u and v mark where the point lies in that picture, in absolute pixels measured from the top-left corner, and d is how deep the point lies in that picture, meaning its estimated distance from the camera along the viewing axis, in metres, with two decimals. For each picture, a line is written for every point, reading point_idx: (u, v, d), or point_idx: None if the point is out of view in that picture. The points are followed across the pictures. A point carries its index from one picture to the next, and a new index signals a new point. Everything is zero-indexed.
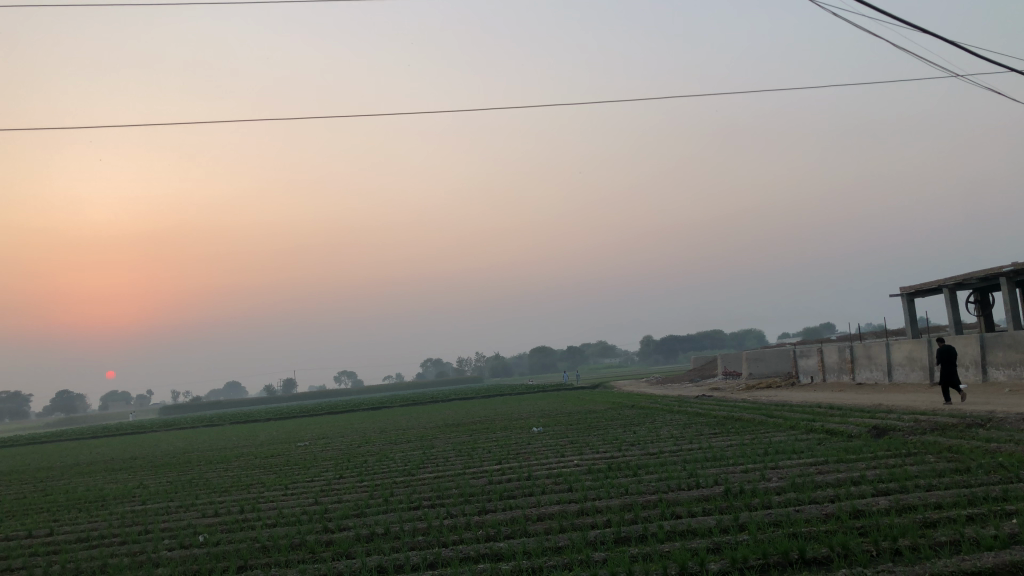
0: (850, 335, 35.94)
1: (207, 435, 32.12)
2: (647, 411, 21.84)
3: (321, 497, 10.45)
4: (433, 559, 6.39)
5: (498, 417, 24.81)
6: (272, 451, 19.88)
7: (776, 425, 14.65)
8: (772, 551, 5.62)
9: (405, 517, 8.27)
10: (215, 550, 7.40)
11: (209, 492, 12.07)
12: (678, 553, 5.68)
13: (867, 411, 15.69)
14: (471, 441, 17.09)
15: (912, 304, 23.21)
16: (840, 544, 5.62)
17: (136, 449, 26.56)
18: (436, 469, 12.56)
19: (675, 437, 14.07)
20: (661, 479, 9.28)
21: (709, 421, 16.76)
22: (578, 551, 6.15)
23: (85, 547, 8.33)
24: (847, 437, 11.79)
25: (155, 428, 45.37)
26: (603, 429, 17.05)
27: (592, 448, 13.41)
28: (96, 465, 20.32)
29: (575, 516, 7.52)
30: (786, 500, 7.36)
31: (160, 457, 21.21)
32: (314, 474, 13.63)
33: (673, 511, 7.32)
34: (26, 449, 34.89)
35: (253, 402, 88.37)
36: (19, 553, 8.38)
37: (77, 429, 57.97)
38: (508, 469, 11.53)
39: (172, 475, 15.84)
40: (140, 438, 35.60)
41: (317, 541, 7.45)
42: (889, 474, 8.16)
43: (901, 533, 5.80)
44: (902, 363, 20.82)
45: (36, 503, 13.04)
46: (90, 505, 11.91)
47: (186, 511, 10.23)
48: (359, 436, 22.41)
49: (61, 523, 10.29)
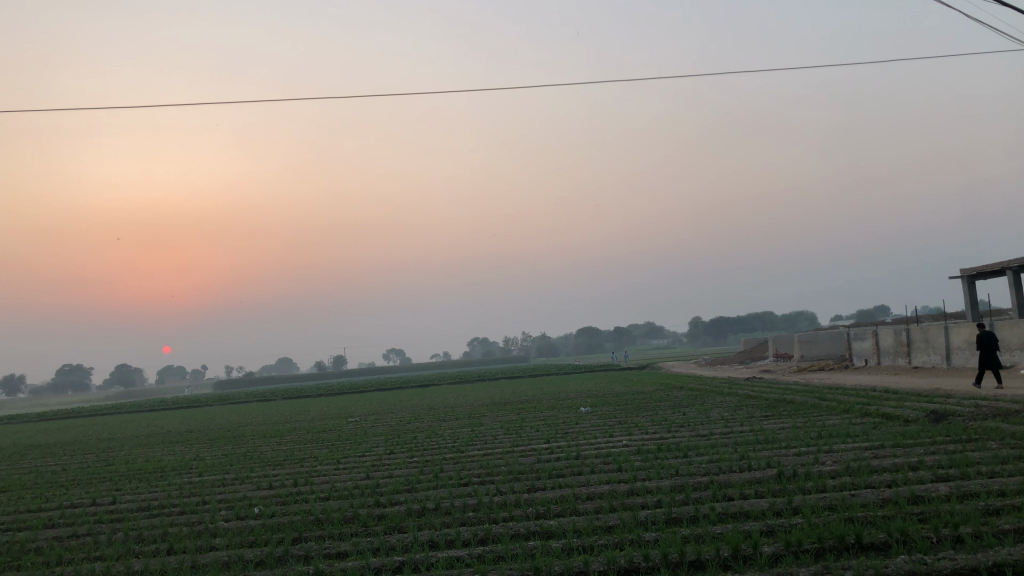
0: (907, 318, 35.14)
1: (260, 410, 32.72)
2: (696, 392, 21.65)
3: (372, 472, 10.59)
4: (485, 535, 6.44)
5: (546, 396, 24.88)
6: (323, 426, 20.19)
7: (830, 408, 14.39)
8: (828, 535, 5.53)
9: (455, 493, 8.34)
10: (270, 522, 7.55)
11: (263, 465, 12.33)
12: (731, 536, 5.63)
13: (924, 395, 15.33)
14: (519, 419, 17.16)
15: (973, 286, 22.56)
16: (898, 530, 5.50)
17: (192, 422, 27.20)
18: (485, 446, 12.64)
19: (726, 419, 13.93)
20: (712, 461, 9.20)
21: (760, 404, 16.54)
22: (629, 531, 6.13)
23: (145, 516, 8.58)
24: (904, 422, 11.54)
25: (208, 403, 46.32)
26: (652, 410, 16.96)
27: (641, 428, 13.35)
28: (154, 437, 20.88)
29: (625, 496, 7.50)
30: (841, 484, 7.25)
31: (215, 431, 21.72)
32: (365, 450, 13.82)
33: (725, 493, 7.25)
34: (87, 421, 35.96)
35: (304, 378, 90.08)
36: (84, 520, 8.67)
37: (135, 401, 59.83)
38: (557, 448, 11.55)
39: (227, 448, 16.21)
40: (196, 412, 36.41)
41: (369, 515, 7.55)
42: (948, 460, 7.97)
43: (963, 520, 5.66)
44: (962, 347, 20.27)
45: (98, 472, 13.46)
46: (149, 475, 12.27)
47: (241, 484, 10.47)
48: (408, 413, 22.65)
49: (123, 492, 10.62)
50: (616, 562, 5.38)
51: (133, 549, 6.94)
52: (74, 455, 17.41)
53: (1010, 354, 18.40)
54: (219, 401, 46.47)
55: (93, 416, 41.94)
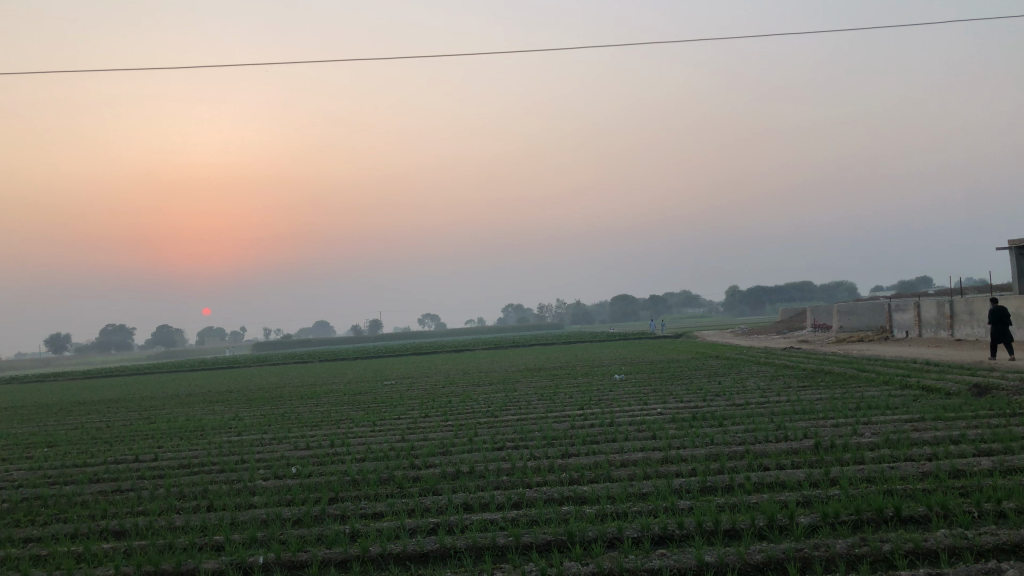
0: (950, 289, 34.41)
1: (298, 372, 33.21)
2: (731, 361, 21.55)
3: (407, 435, 10.70)
4: (518, 499, 6.47)
5: (581, 363, 24.93)
6: (359, 389, 20.46)
7: (869, 380, 14.22)
8: (866, 507, 5.46)
9: (489, 457, 8.39)
10: (307, 482, 7.67)
11: (301, 426, 12.54)
12: (767, 506, 5.59)
13: (967, 368, 15.09)
14: (554, 385, 17.21)
15: (1021, 258, 21.98)
16: (939, 503, 5.41)
17: (233, 383, 27.73)
18: (519, 411, 12.71)
19: (763, 389, 13.82)
20: (748, 430, 9.13)
21: (797, 374, 16.37)
22: (663, 499, 6.11)
23: (186, 473, 8.77)
24: (945, 395, 11.36)
25: (246, 363, 47.10)
26: (687, 379, 16.90)
27: (676, 396, 13.31)
28: (195, 397, 21.32)
29: (659, 463, 7.48)
30: (880, 456, 7.15)
31: (254, 391, 22.12)
32: (401, 412, 13.97)
33: (760, 463, 7.20)
34: (130, 379, 36.84)
35: (340, 341, 91.39)
36: (129, 476, 8.89)
37: (176, 362, 61.26)
38: (592, 414, 11.56)
39: (267, 408, 16.51)
40: (235, 372, 37.08)
41: (404, 476, 7.63)
42: (991, 434, 7.81)
43: (1005, 495, 5.55)
44: None
45: (142, 429, 13.81)
46: (190, 434, 12.53)
47: (279, 444, 10.64)
48: (443, 377, 22.82)
49: (165, 449, 10.86)
50: (650, 529, 5.37)
51: (174, 505, 7.09)
52: (119, 412, 17.87)
53: None
54: (258, 362, 47.38)
55: (136, 373, 42.99)
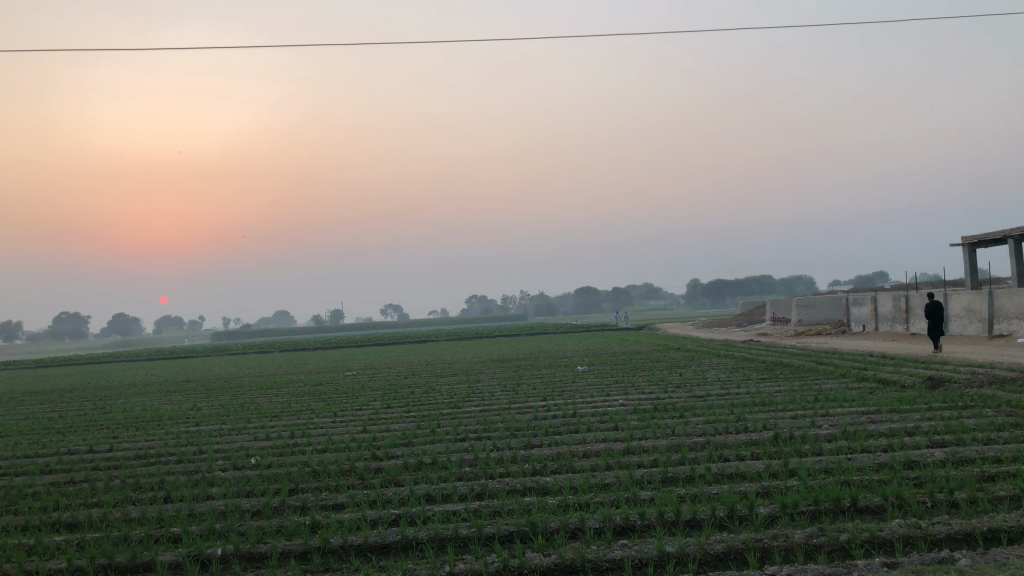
0: (906, 285, 35.12)
1: (259, 361, 32.84)
2: (693, 353, 21.78)
3: (369, 426, 10.63)
4: (481, 490, 6.45)
5: (543, 354, 25.00)
6: (321, 379, 20.28)
7: (827, 372, 14.45)
8: (824, 498, 5.54)
9: (452, 448, 8.37)
10: (266, 473, 7.57)
11: (261, 416, 12.38)
12: (727, 496, 5.64)
13: (921, 361, 15.41)
14: (517, 376, 17.22)
15: (974, 254, 22.49)
16: (894, 494, 5.51)
17: (190, 372, 27.31)
18: (482, 402, 12.68)
19: (723, 381, 13.98)
20: (708, 421, 9.22)
21: (757, 367, 16.58)
22: (625, 489, 6.15)
23: (143, 464, 8.60)
24: (901, 387, 11.59)
25: (206, 353, 46.46)
26: (649, 370, 17.03)
27: (638, 388, 13.40)
28: (152, 386, 20.98)
29: (621, 454, 7.52)
30: (837, 448, 7.26)
31: (213, 380, 21.82)
32: (363, 403, 13.87)
33: (721, 453, 7.27)
34: (84, 368, 36.10)
35: (301, 331, 90.61)
36: (82, 466, 8.71)
37: (132, 350, 60.16)
38: (554, 405, 11.59)
39: (226, 398, 16.28)
40: (194, 362, 36.56)
41: (366, 467, 7.57)
42: (945, 426, 7.98)
43: (958, 486, 5.67)
44: (960, 314, 20.35)
45: (97, 419, 13.54)
46: (147, 424, 12.31)
47: (238, 434, 10.50)
48: (405, 368, 22.72)
49: (121, 440, 10.65)
50: (612, 520, 5.39)
51: (130, 496, 6.96)
52: (73, 402, 17.53)
53: (1008, 322, 18.38)
54: (216, 352, 46.78)
55: (92, 362, 42.20)
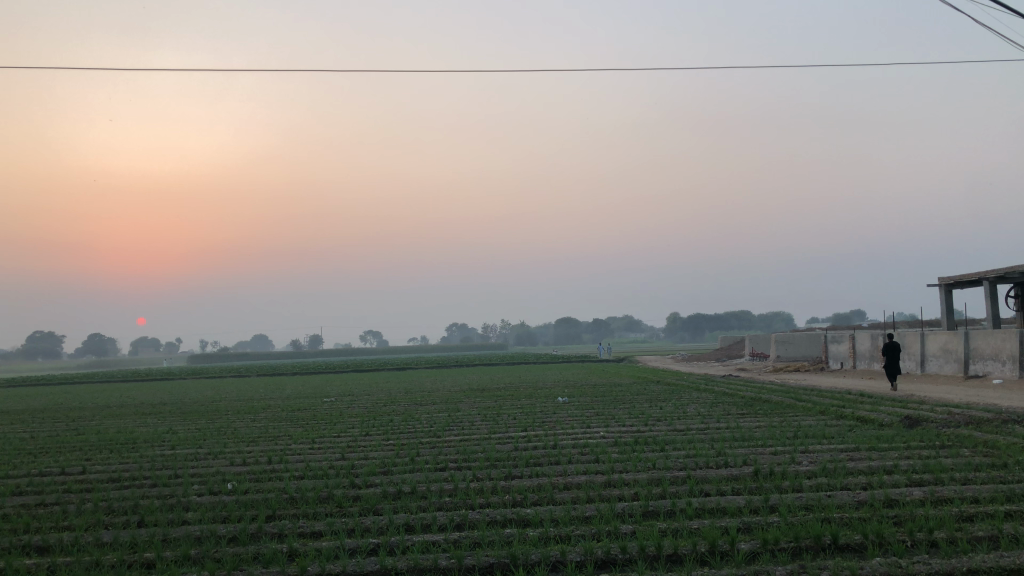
0: (883, 324, 35.50)
1: (237, 386, 32.51)
2: (672, 387, 21.84)
3: (347, 453, 10.51)
4: (460, 521, 6.40)
5: (523, 384, 24.91)
6: (298, 405, 20.05)
7: (806, 409, 14.49)
8: (805, 535, 5.55)
9: (431, 477, 8.30)
10: (243, 499, 7.46)
11: (237, 441, 12.23)
12: (709, 531, 5.63)
13: (898, 400, 15.50)
14: (497, 406, 17.14)
15: (950, 295, 22.77)
16: (874, 532, 5.53)
17: (164, 395, 26.93)
18: (462, 432, 12.60)
19: (703, 415, 13.98)
20: (689, 456, 9.22)
21: (736, 402, 16.60)
22: (606, 523, 6.13)
23: (116, 487, 8.46)
24: (878, 425, 11.66)
25: (184, 375, 45.94)
26: (629, 403, 17.01)
27: (619, 420, 13.39)
28: (127, 408, 20.69)
29: (602, 487, 7.51)
30: (816, 484, 7.29)
31: (189, 404, 21.52)
32: (341, 430, 13.74)
33: (701, 488, 7.27)
34: (56, 390, 35.51)
35: (279, 356, 89.83)
36: (54, 489, 8.56)
37: (105, 372, 59.27)
38: (534, 436, 11.55)
39: (201, 422, 16.05)
40: (171, 384, 36.15)
41: (344, 495, 7.50)
42: (923, 465, 8.03)
43: (938, 525, 5.70)
44: (937, 354, 20.54)
45: (69, 441, 13.29)
46: (121, 447, 12.12)
47: (215, 458, 10.36)
48: (384, 395, 22.56)
49: (94, 462, 10.48)
50: (593, 553, 5.37)
51: (103, 520, 6.83)
52: (44, 423, 17.23)
53: (983, 363, 18.57)
54: (191, 375, 46.26)
55: (67, 383, 41.64)
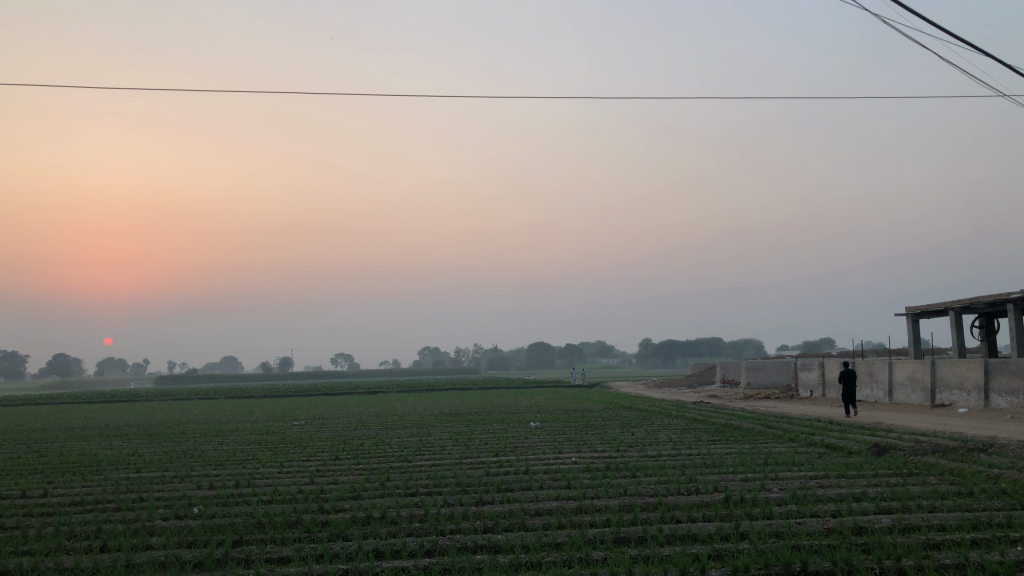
0: (852, 352, 35.93)
1: (205, 408, 32.11)
2: (644, 413, 21.89)
3: (317, 478, 10.39)
4: (431, 547, 6.34)
5: (495, 409, 24.84)
6: (268, 428, 19.80)
7: (776, 436, 14.59)
8: (775, 562, 5.56)
9: (401, 503, 8.22)
10: (209, 523, 7.34)
11: (204, 465, 12.05)
12: (680, 558, 5.64)
13: (867, 428, 15.66)
14: (469, 431, 17.07)
15: (917, 324, 23.11)
16: (843, 559, 5.56)
17: (131, 417, 26.55)
18: (433, 457, 12.52)
19: (675, 442, 14.02)
20: (660, 482, 9.22)
21: (707, 428, 16.65)
22: (577, 549, 6.11)
23: (79, 511, 8.29)
24: (848, 453, 11.76)
25: (150, 397, 45.15)
26: (601, 429, 17.02)
27: (590, 446, 13.38)
28: (92, 430, 20.33)
29: (574, 513, 7.48)
30: (787, 512, 7.33)
31: (155, 427, 21.19)
32: (310, 454, 13.58)
33: (672, 515, 7.27)
34: (18, 410, 34.82)
35: (248, 378, 88.85)
36: (14, 512, 8.36)
37: (68, 393, 58.20)
38: (506, 461, 11.50)
39: (168, 445, 15.81)
40: (137, 406, 35.53)
41: (313, 520, 7.39)
42: (891, 492, 8.11)
43: (905, 553, 5.74)
44: (904, 383, 20.79)
45: (31, 464, 13.02)
46: (85, 469, 11.90)
47: (181, 482, 10.20)
48: (355, 419, 22.36)
49: (56, 485, 10.27)
50: None
51: (64, 545, 6.68)
52: (6, 445, 16.86)
53: (950, 392, 18.82)
54: (157, 397, 45.58)
55: (28, 404, 40.75)
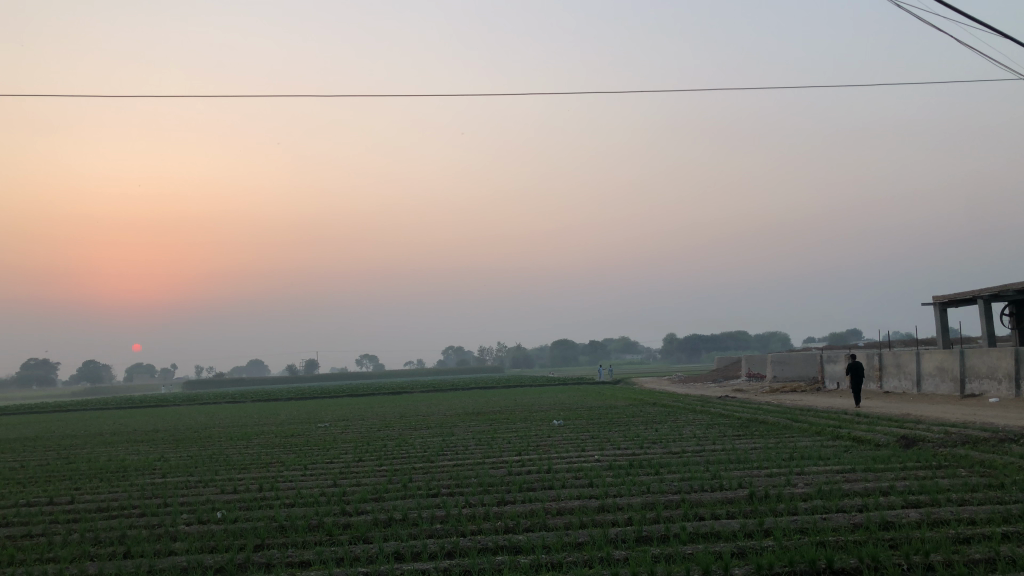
0: (880, 342, 35.41)
1: (231, 412, 32.35)
2: (669, 409, 21.71)
3: (339, 480, 10.39)
4: (451, 548, 6.31)
5: (519, 407, 24.78)
6: (292, 431, 19.88)
7: (802, 430, 14.41)
8: (799, 559, 5.48)
9: (423, 504, 8.20)
10: (232, 528, 7.37)
11: (229, 469, 12.10)
12: (702, 557, 5.57)
13: (895, 420, 15.43)
14: (492, 430, 17.03)
15: (945, 313, 22.77)
16: (870, 556, 5.46)
17: (158, 422, 26.82)
18: (456, 457, 12.50)
19: (698, 437, 13.87)
20: (683, 479, 9.13)
21: (732, 423, 16.50)
22: (599, 549, 6.05)
23: (104, 518, 8.35)
24: (875, 446, 11.59)
25: (177, 402, 45.33)
26: (625, 425, 16.89)
27: (613, 443, 13.29)
28: (119, 436, 20.51)
29: (596, 512, 7.42)
30: (812, 507, 7.21)
31: (182, 431, 21.35)
32: (334, 456, 13.62)
33: (696, 512, 7.19)
34: (49, 417, 35.32)
35: (273, 381, 89.57)
36: (41, 519, 8.44)
37: (96, 398, 59.10)
38: (529, 461, 11.43)
39: (193, 449, 15.91)
40: (164, 411, 35.78)
41: (334, 523, 7.40)
42: (920, 486, 7.97)
43: (934, 548, 5.63)
44: (933, 373, 20.49)
45: (60, 470, 13.15)
46: (111, 475, 12.01)
47: (205, 487, 10.25)
48: (378, 420, 22.35)
49: (82, 492, 10.36)
50: None
51: (88, 552, 6.73)
52: (35, 452, 17.05)
53: (980, 381, 18.52)
54: (184, 401, 46.07)
55: (58, 411, 41.22)
